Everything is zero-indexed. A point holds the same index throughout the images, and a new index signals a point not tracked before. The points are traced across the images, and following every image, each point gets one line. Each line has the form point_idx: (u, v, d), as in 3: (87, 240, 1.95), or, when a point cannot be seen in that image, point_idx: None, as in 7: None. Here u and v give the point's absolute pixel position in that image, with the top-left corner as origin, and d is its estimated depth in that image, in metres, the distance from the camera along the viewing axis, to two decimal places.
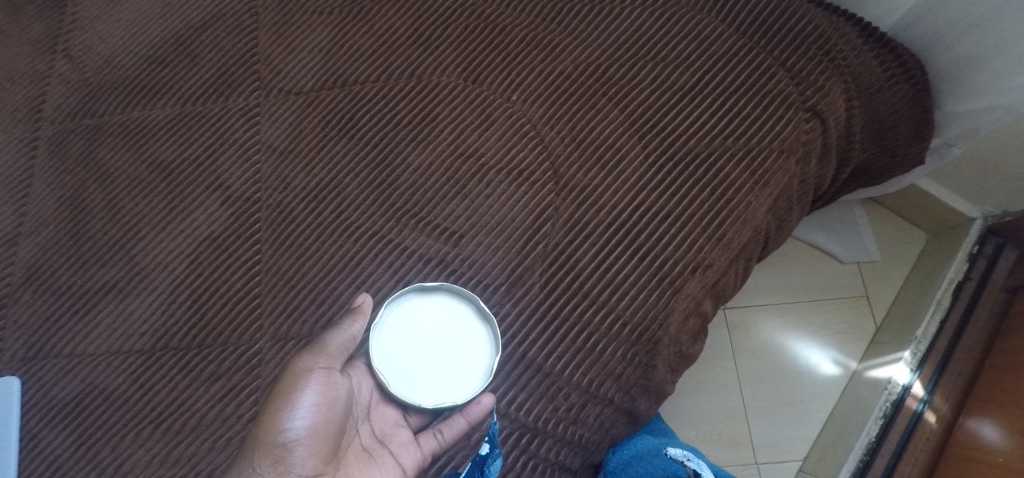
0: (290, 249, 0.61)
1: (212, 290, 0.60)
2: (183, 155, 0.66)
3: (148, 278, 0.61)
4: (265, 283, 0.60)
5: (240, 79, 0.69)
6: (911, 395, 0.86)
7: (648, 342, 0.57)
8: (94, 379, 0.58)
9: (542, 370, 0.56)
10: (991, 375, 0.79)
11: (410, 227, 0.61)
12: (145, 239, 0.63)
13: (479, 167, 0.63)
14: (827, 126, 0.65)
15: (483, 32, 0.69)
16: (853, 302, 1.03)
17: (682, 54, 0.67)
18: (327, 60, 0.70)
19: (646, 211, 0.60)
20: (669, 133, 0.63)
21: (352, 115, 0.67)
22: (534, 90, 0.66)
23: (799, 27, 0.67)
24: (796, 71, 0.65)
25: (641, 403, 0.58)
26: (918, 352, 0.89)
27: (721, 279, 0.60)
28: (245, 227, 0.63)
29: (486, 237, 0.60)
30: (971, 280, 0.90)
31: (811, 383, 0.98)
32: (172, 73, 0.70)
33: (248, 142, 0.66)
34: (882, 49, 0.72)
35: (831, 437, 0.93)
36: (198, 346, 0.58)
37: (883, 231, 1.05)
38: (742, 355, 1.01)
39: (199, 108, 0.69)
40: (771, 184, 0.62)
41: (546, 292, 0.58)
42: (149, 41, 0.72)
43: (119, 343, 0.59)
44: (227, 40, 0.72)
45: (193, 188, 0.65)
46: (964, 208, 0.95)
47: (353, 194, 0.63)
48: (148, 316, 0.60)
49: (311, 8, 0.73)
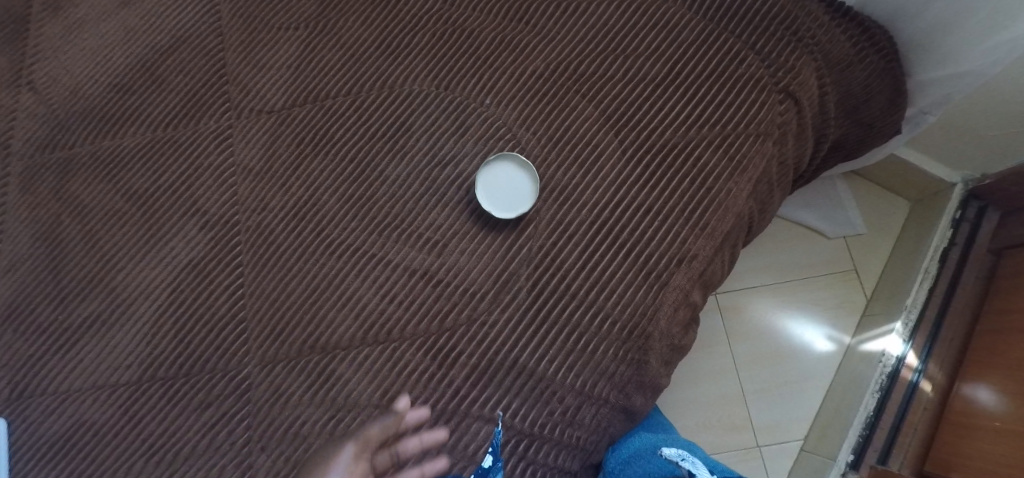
0: (273, 271, 0.61)
1: (196, 317, 0.60)
2: (157, 182, 0.66)
3: (130, 309, 0.61)
4: (250, 306, 0.60)
5: (210, 101, 0.69)
6: (906, 365, 0.87)
7: (639, 338, 0.57)
8: (82, 415, 0.58)
9: (535, 375, 0.56)
10: (983, 340, 0.79)
11: (392, 240, 0.61)
12: (124, 271, 0.62)
13: (457, 174, 0.63)
14: (801, 107, 0.65)
15: (451, 38, 0.69)
16: (842, 276, 1.03)
17: (652, 46, 0.66)
18: (297, 77, 0.69)
19: (627, 207, 0.60)
20: (645, 126, 0.63)
21: (326, 130, 0.66)
22: (507, 92, 0.65)
23: (765, 9, 0.66)
24: (766, 53, 0.65)
25: (636, 399, 0.59)
26: (909, 323, 0.89)
27: (708, 268, 0.61)
28: (225, 251, 0.62)
29: (469, 244, 0.60)
30: (956, 245, 0.90)
31: (806, 362, 0.99)
32: (140, 100, 0.70)
33: (223, 165, 0.66)
34: (846, 22, 0.72)
35: (830, 415, 0.93)
36: (186, 374, 0.58)
37: (866, 203, 1.06)
38: (736, 339, 1.01)
39: (169, 134, 0.68)
40: (750, 169, 0.62)
41: (534, 295, 0.58)
42: (114, 69, 0.71)
43: (106, 377, 0.59)
44: (194, 62, 0.71)
45: (169, 215, 0.64)
46: (944, 174, 0.95)
47: (334, 211, 0.63)
48: (132, 348, 0.59)
49: (276, 24, 0.72)
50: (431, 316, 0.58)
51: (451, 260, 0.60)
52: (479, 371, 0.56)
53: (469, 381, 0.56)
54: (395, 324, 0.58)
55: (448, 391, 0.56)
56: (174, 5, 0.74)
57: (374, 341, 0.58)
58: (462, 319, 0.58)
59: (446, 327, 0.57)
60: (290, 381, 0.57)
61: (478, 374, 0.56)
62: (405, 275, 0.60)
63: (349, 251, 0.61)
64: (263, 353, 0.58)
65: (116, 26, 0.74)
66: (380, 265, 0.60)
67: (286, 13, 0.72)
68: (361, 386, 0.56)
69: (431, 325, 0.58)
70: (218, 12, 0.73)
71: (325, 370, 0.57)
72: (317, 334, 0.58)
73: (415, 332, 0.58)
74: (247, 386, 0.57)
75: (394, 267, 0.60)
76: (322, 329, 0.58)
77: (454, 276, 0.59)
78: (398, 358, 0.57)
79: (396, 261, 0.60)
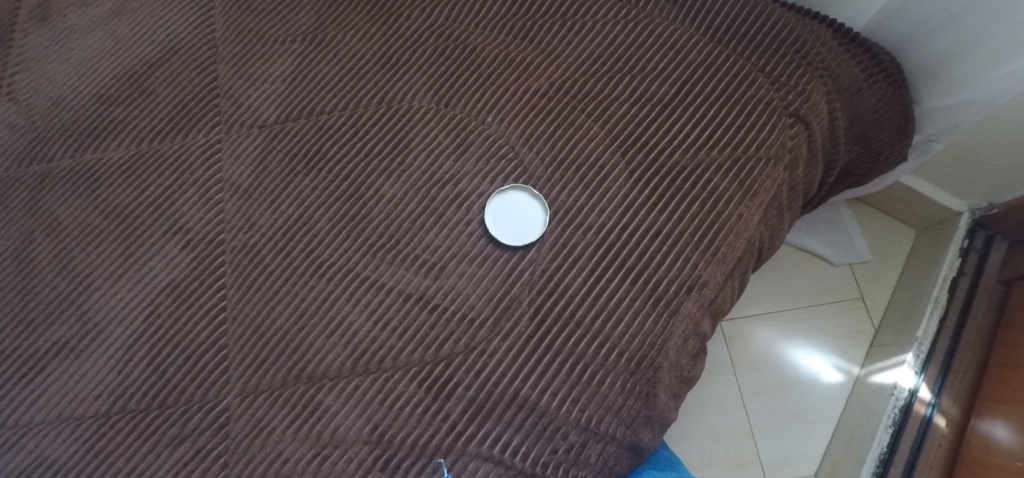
0: (258, 294, 0.58)
1: (174, 343, 0.56)
2: (139, 198, 0.62)
3: (102, 334, 0.57)
4: (232, 333, 0.56)
5: (199, 115, 0.66)
6: (919, 399, 0.82)
7: (647, 370, 0.54)
8: (45, 449, 0.54)
9: (537, 409, 0.53)
10: (998, 373, 0.75)
11: (386, 262, 0.58)
12: (99, 292, 0.59)
13: (457, 193, 0.60)
14: (811, 131, 0.63)
15: (452, 54, 0.66)
16: (849, 305, 1.00)
17: (659, 65, 0.64)
18: (291, 91, 0.66)
19: (634, 231, 0.57)
20: (652, 147, 0.60)
21: (320, 146, 0.63)
22: (510, 110, 0.63)
23: (773, 32, 0.65)
24: (776, 75, 0.63)
25: (644, 435, 0.55)
26: (921, 354, 0.86)
27: (718, 296, 0.57)
28: (207, 273, 0.59)
29: (467, 267, 0.57)
30: (965, 275, 0.87)
31: (814, 393, 0.95)
32: (125, 113, 0.67)
33: (209, 181, 0.63)
34: (857, 50, 0.71)
35: (841, 450, 0.89)
36: (159, 406, 0.54)
37: (871, 231, 1.03)
38: (743, 369, 0.98)
39: (154, 148, 0.65)
40: (761, 193, 0.59)
41: (536, 324, 0.54)
42: (100, 80, 0.69)
43: (73, 408, 0.55)
44: (184, 75, 0.68)
45: (149, 234, 0.61)
46: (951, 203, 0.93)
47: (325, 230, 0.60)
48: (102, 376, 0.55)
49: (272, 37, 0.70)
50: (426, 344, 0.54)
51: (449, 284, 0.57)
52: (477, 404, 0.52)
53: (465, 415, 0.52)
54: (387, 352, 0.54)
55: (443, 426, 0.52)
56: (166, 16, 0.71)
57: (363, 371, 0.54)
58: (459, 348, 0.54)
59: (442, 356, 0.54)
60: (272, 414, 0.53)
61: (476, 407, 0.52)
62: (399, 299, 0.56)
63: (340, 274, 0.58)
64: (244, 383, 0.54)
65: (104, 37, 0.71)
66: (373, 288, 0.57)
67: (282, 26, 0.70)
68: (349, 419, 0.52)
69: (425, 354, 0.54)
70: (211, 24, 0.71)
71: (311, 402, 0.53)
72: (304, 362, 0.55)
73: (409, 361, 0.54)
74: (225, 420, 0.53)
75: (388, 291, 0.57)
76: (310, 356, 0.55)
77: (451, 301, 0.56)
78: (389, 390, 0.53)
79: (390, 284, 0.57)
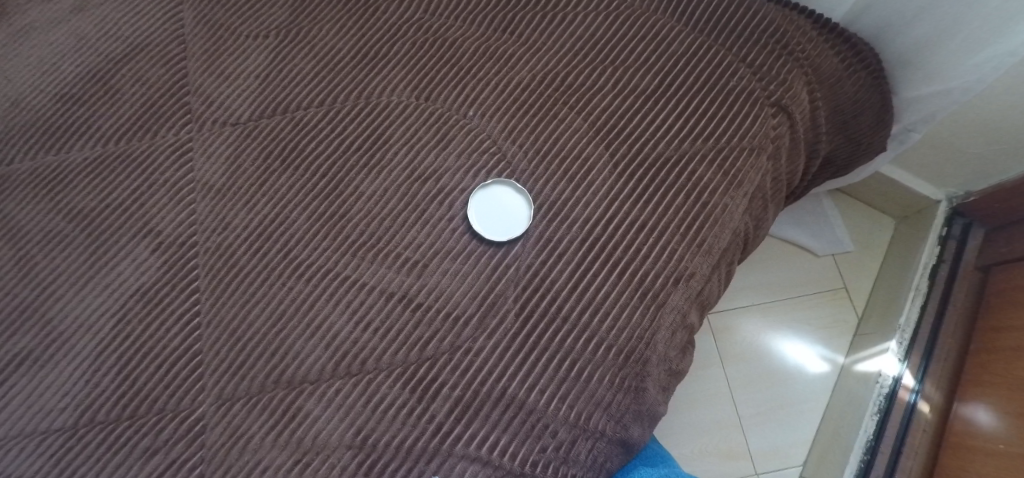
0: (233, 297, 0.56)
1: (144, 350, 0.54)
2: (105, 200, 0.60)
3: (69, 343, 0.55)
4: (206, 338, 0.54)
5: (168, 113, 0.64)
6: (903, 386, 0.83)
7: (636, 364, 0.53)
8: (8, 465, 0.51)
9: (524, 407, 0.51)
10: (979, 358, 0.76)
11: (367, 260, 0.56)
12: (65, 300, 0.56)
13: (439, 189, 0.59)
14: (794, 121, 0.62)
15: (432, 47, 0.65)
16: (832, 295, 1.01)
17: (641, 56, 0.64)
18: (265, 88, 0.64)
19: (620, 223, 0.56)
20: (636, 139, 0.60)
21: (296, 144, 0.62)
22: (491, 104, 0.62)
23: (755, 23, 0.65)
24: (758, 66, 0.63)
25: (634, 430, 0.54)
26: (904, 341, 0.86)
27: (705, 288, 0.57)
28: (180, 276, 0.57)
29: (451, 264, 0.56)
30: (945, 262, 0.88)
31: (801, 384, 0.96)
32: (90, 112, 0.64)
33: (180, 181, 0.60)
34: (837, 41, 0.71)
35: (829, 439, 0.90)
36: (129, 417, 0.52)
37: (852, 221, 1.04)
38: (730, 361, 0.98)
39: (121, 148, 0.62)
40: (745, 183, 0.59)
41: (522, 320, 0.53)
42: (62, 78, 0.66)
43: (38, 422, 0.52)
44: (152, 72, 0.66)
45: (117, 237, 0.58)
46: (929, 192, 0.94)
47: (303, 229, 0.58)
48: (69, 387, 0.53)
49: (244, 32, 0.67)
50: (410, 345, 0.53)
51: (432, 282, 0.55)
52: (463, 404, 0.51)
53: (451, 415, 0.51)
54: (369, 354, 0.53)
55: (429, 427, 0.51)
56: (131, 11, 0.69)
57: (346, 373, 0.52)
58: (444, 347, 0.53)
59: (427, 356, 0.53)
60: (250, 421, 0.51)
61: (462, 407, 0.51)
62: (381, 298, 0.55)
63: (319, 274, 0.56)
64: (220, 390, 0.52)
65: (66, 33, 0.68)
66: (355, 288, 0.55)
67: (255, 21, 0.68)
68: (332, 424, 0.51)
69: (409, 354, 0.53)
70: (180, 19, 0.68)
71: (291, 407, 0.51)
72: (283, 367, 0.53)
73: (392, 361, 0.53)
74: (200, 429, 0.51)
75: (370, 291, 0.55)
76: (289, 360, 0.53)
77: (435, 299, 0.55)
78: (372, 392, 0.52)
79: (371, 284, 0.55)
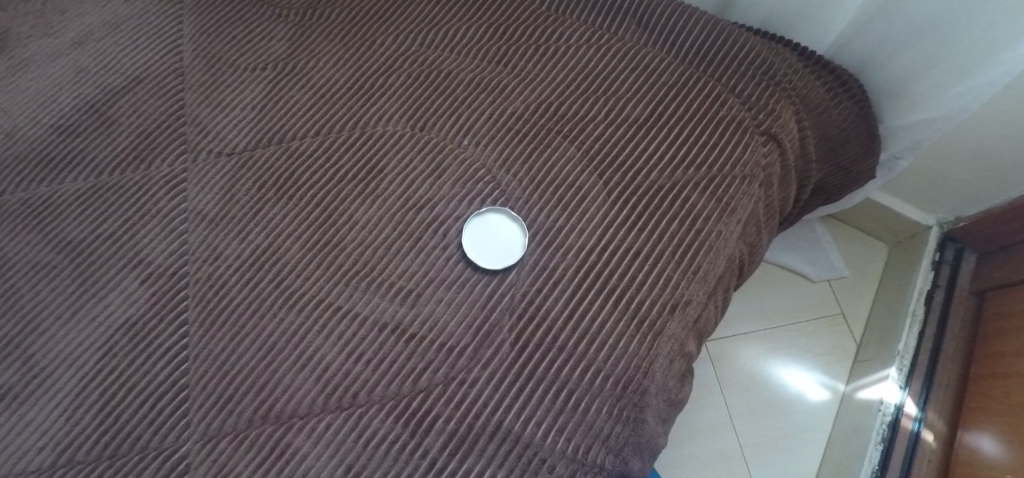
0: (223, 330, 0.55)
1: (127, 386, 0.52)
2: (95, 231, 0.59)
3: (50, 379, 0.53)
4: (192, 372, 0.53)
5: (162, 144, 0.63)
6: (905, 414, 0.81)
7: (634, 394, 0.52)
8: None
9: (520, 440, 0.50)
10: (980, 385, 0.75)
11: (360, 290, 0.56)
12: (47, 333, 0.55)
13: (433, 216, 0.59)
14: (784, 149, 0.63)
15: (427, 79, 0.66)
16: (830, 321, 1.00)
17: (633, 88, 0.64)
18: (260, 118, 0.65)
19: (615, 250, 0.56)
20: (629, 167, 0.60)
21: (291, 173, 0.61)
22: (486, 134, 0.62)
23: (742, 54, 0.66)
24: (746, 96, 0.64)
25: (634, 464, 0.52)
26: (903, 367, 0.85)
27: (702, 315, 0.56)
28: (168, 309, 0.55)
29: (445, 293, 0.55)
30: (939, 288, 0.88)
31: (802, 412, 0.94)
32: (85, 144, 0.64)
33: (172, 212, 0.60)
34: (823, 72, 0.72)
35: (833, 468, 0.87)
36: (110, 456, 0.50)
37: (846, 247, 1.04)
38: (729, 389, 0.96)
39: (115, 179, 0.62)
40: (738, 209, 0.59)
41: (517, 350, 0.52)
42: (60, 110, 0.66)
43: (14, 461, 0.50)
44: (148, 105, 0.66)
45: (105, 269, 0.58)
46: (920, 218, 0.95)
47: (296, 258, 0.57)
48: (50, 423, 0.51)
49: (241, 65, 0.68)
50: (403, 376, 0.52)
51: (426, 311, 0.55)
52: (458, 438, 0.50)
53: (445, 450, 0.49)
54: (361, 386, 0.52)
55: (423, 462, 0.49)
56: (130, 45, 0.69)
57: (336, 407, 0.51)
58: (438, 379, 0.52)
59: (420, 388, 0.51)
60: (236, 459, 0.50)
61: (457, 441, 0.50)
62: (374, 329, 0.54)
63: (311, 304, 0.55)
64: (205, 426, 0.51)
65: (65, 66, 0.69)
66: (346, 318, 0.54)
67: (253, 54, 0.69)
68: (321, 460, 0.49)
69: (402, 387, 0.51)
70: (179, 52, 0.69)
71: (279, 444, 0.50)
72: (271, 402, 0.51)
73: (385, 395, 0.51)
74: (184, 468, 0.49)
75: (362, 321, 0.54)
76: (278, 394, 0.52)
77: (429, 329, 0.54)
78: (364, 426, 0.50)
79: (363, 314, 0.55)
